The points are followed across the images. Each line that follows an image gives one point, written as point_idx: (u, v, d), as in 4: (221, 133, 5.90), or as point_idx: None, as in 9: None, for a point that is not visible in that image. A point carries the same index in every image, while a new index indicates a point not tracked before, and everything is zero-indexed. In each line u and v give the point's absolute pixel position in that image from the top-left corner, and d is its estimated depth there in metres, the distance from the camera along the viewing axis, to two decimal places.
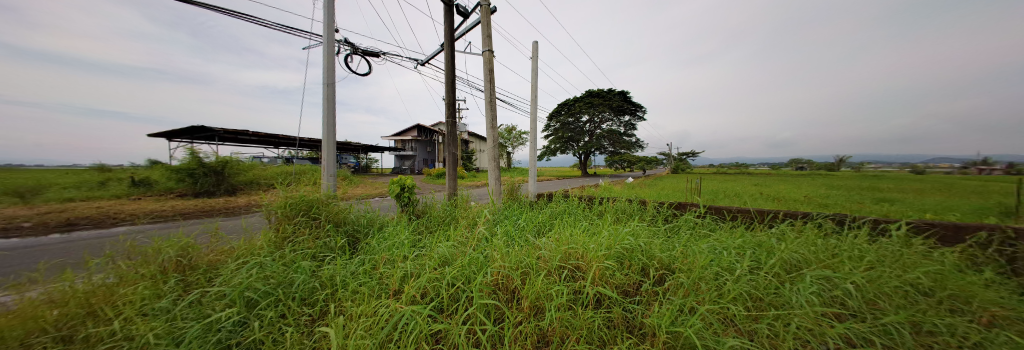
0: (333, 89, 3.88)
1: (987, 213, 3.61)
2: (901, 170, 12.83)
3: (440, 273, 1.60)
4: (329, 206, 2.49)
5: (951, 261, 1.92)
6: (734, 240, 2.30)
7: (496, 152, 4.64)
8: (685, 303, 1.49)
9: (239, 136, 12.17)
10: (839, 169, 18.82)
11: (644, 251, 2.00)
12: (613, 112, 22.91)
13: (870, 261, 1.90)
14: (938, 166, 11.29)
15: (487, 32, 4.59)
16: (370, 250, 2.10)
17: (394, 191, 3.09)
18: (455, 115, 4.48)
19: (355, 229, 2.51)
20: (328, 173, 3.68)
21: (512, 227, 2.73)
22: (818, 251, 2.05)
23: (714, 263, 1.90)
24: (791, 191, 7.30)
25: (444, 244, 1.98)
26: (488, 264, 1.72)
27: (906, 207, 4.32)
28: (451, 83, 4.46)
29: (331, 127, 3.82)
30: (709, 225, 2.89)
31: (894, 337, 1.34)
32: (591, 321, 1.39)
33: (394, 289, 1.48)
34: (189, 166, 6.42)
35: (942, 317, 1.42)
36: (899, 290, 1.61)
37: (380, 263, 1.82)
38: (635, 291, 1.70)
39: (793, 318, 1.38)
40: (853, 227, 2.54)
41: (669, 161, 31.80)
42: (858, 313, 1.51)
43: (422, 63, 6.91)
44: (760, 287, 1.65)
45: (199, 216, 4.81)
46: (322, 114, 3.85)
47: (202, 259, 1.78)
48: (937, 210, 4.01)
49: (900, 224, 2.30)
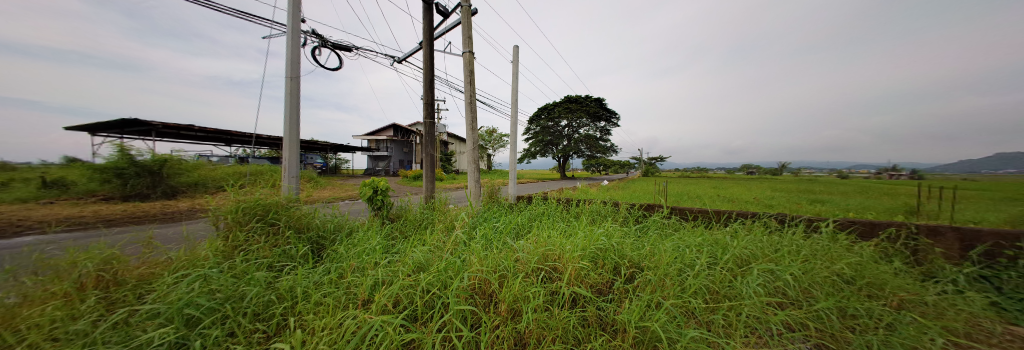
0: (297, 83, 3.60)
1: (896, 212, 4.27)
2: (830, 174, 14.82)
3: (414, 280, 1.53)
4: (289, 210, 2.30)
5: (868, 253, 2.25)
6: (695, 238, 2.48)
7: (476, 154, 4.59)
8: (652, 299, 1.59)
9: (183, 131, 10.79)
10: (783, 173, 21.21)
11: (616, 250, 2.09)
12: (590, 118, 23.76)
13: (806, 255, 2.16)
14: (859, 171, 13.13)
15: (467, 33, 4.56)
16: (337, 259, 1.97)
17: (366, 193, 2.90)
18: (433, 115, 4.36)
19: (320, 236, 2.35)
20: (291, 174, 3.39)
21: (490, 229, 2.71)
22: (765, 247, 2.29)
23: (678, 259, 2.05)
24: (745, 193, 8.10)
25: (419, 250, 1.91)
26: (466, 268, 1.69)
27: (835, 207, 4.99)
28: (430, 83, 4.36)
29: (295, 125, 3.54)
30: (674, 225, 3.11)
31: (824, 321, 1.54)
32: (567, 320, 1.42)
33: (363, 298, 1.39)
34: (116, 165, 5.55)
35: (861, 302, 1.66)
36: (828, 280, 1.85)
37: (348, 271, 1.70)
38: (608, 289, 1.78)
39: (743, 308, 1.53)
40: (792, 225, 2.86)
41: (641, 165, 33.65)
42: (796, 301, 1.70)
43: (399, 61, 6.69)
44: (717, 281, 1.80)
45: (130, 223, 4.18)
46: (285, 109, 3.55)
47: (130, 273, 1.54)
48: (859, 210, 4.66)
49: (829, 221, 2.65)
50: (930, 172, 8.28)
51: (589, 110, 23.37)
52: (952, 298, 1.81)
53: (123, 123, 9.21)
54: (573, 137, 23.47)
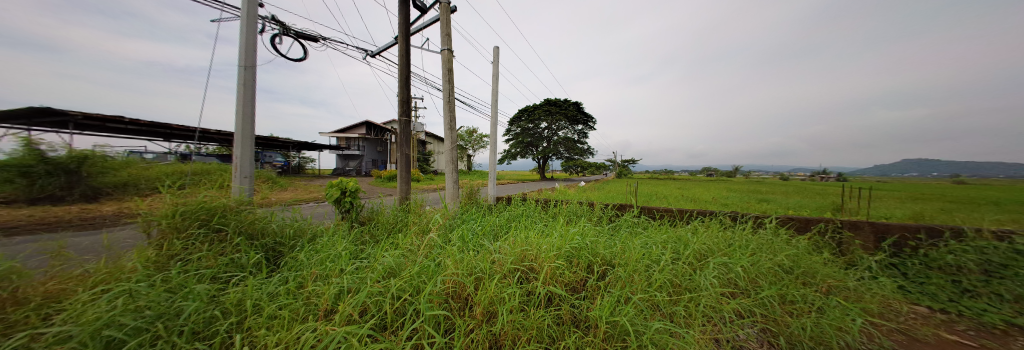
0: (252, 74, 3.27)
1: (826, 209, 4.92)
2: (774, 176, 16.72)
3: (383, 287, 1.46)
4: (240, 214, 2.10)
5: (803, 246, 2.56)
6: (661, 236, 2.65)
7: (454, 154, 4.49)
8: (622, 294, 1.67)
9: (111, 123, 9.30)
10: (736, 175, 23.46)
11: (590, 248, 2.16)
12: (569, 121, 24.31)
13: (754, 249, 2.41)
14: (798, 174, 14.92)
15: (446, 31, 4.46)
16: (296, 267, 1.82)
17: (332, 195, 2.70)
18: (409, 113, 4.20)
19: (277, 243, 2.16)
20: (243, 173, 3.07)
21: (467, 231, 2.66)
22: (720, 242, 2.50)
23: (646, 256, 2.17)
24: (706, 193, 8.81)
25: (390, 254, 1.82)
26: (441, 271, 1.65)
27: (779, 206, 5.61)
28: (406, 79, 4.19)
29: (249, 120, 3.21)
30: (643, 224, 3.31)
31: (768, 307, 1.73)
32: (542, 319, 1.44)
33: (325, 309, 1.29)
34: (20, 163, 4.64)
35: (798, 289, 1.89)
36: (771, 270, 2.07)
37: (308, 279, 1.58)
38: (582, 287, 1.83)
39: (701, 299, 1.66)
40: (743, 222, 3.17)
41: (615, 167, 35.31)
42: (745, 290, 1.89)
43: (372, 55, 6.36)
44: (679, 274, 1.93)
45: (34, 230, 3.51)
46: (238, 101, 3.21)
47: (33, 290, 1.30)
48: (798, 208, 5.29)
49: (772, 218, 2.96)
50: (853, 175, 9.64)
51: (568, 113, 23.90)
52: (868, 283, 2.12)
53: (32, 112, 7.73)
54: (552, 138, 23.95)
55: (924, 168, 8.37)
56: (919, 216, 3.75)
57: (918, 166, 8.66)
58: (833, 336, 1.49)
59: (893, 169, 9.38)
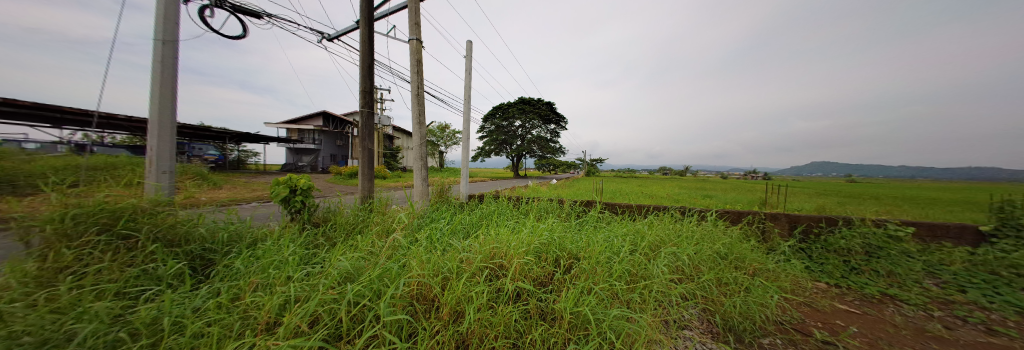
0: (173, 50, 2.76)
1: (756, 203, 5.72)
2: (716, 176, 18.98)
3: (338, 293, 1.35)
4: (157, 217, 1.79)
5: (736, 235, 2.95)
6: (622, 229, 2.85)
7: (423, 151, 4.31)
8: (586, 286, 1.76)
9: None
10: (686, 174, 26.11)
11: (558, 244, 2.24)
12: (541, 120, 24.74)
13: (699, 239, 2.70)
14: (736, 173, 17.10)
15: (415, 20, 4.22)
16: (232, 276, 1.61)
17: (279, 194, 2.42)
18: (372, 105, 3.90)
19: (205, 250, 1.87)
20: (161, 169, 2.60)
21: (436, 231, 2.57)
22: (672, 234, 2.76)
23: (607, 248, 2.32)
24: (662, 190, 9.70)
25: (348, 257, 1.69)
26: (404, 273, 1.58)
27: (720, 201, 6.38)
28: (369, 69, 3.89)
29: (169, 106, 2.72)
30: (607, 219, 3.53)
31: (707, 289, 1.96)
32: (509, 314, 1.45)
33: (266, 322, 1.15)
34: None
35: (731, 273, 2.17)
36: (711, 256, 2.35)
37: (247, 290, 1.40)
38: (549, 280, 1.89)
39: (654, 285, 1.83)
40: (690, 215, 3.54)
41: (583, 165, 36.97)
42: (690, 276, 2.11)
43: (329, 39, 5.78)
44: (636, 264, 2.10)
45: None
46: (152, 82, 2.68)
47: None
48: (735, 202, 6.06)
49: (712, 211, 3.35)
50: (777, 174, 11.33)
51: (541, 112, 24.36)
52: (783, 265, 2.52)
53: None
54: (524, 136, 24.20)
55: (826, 169, 10.15)
56: (822, 208, 4.53)
57: (823, 168, 10.46)
58: (756, 311, 1.74)
59: (805, 169, 11.22)
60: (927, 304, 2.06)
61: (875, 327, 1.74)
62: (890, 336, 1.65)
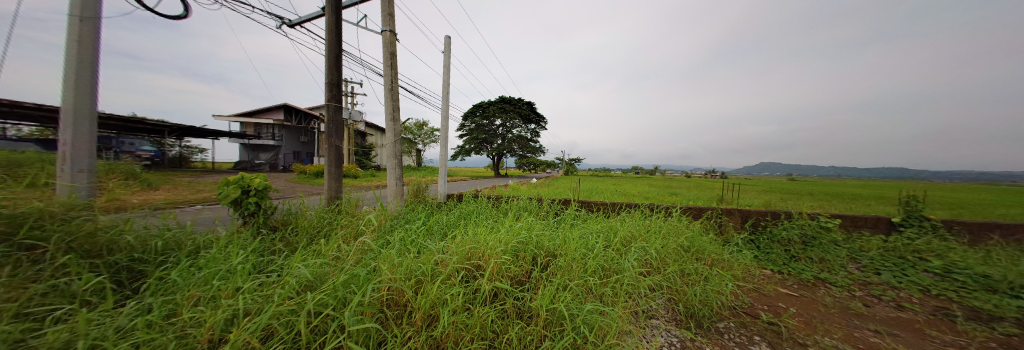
0: (95, 27, 2.36)
1: (715, 200, 6.25)
2: (682, 175, 20.39)
3: (297, 303, 1.24)
4: (69, 224, 1.52)
5: (697, 229, 3.19)
6: (596, 226, 2.96)
7: (397, 148, 4.13)
8: (561, 282, 1.80)
9: None
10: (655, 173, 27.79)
11: (535, 242, 2.26)
12: (521, 119, 24.82)
13: (666, 234, 2.89)
14: (699, 172, 18.49)
15: (389, 10, 4.02)
16: (170, 289, 1.41)
17: (228, 194, 2.16)
18: (340, 99, 3.65)
19: (134, 261, 1.63)
20: (77, 166, 2.21)
21: (410, 232, 2.47)
22: (642, 230, 2.92)
23: (583, 245, 2.39)
24: (633, 188, 10.24)
25: (310, 264, 1.56)
26: (374, 278, 1.50)
27: (685, 197, 6.88)
28: (337, 60, 3.63)
29: (87, 92, 2.31)
30: (583, 216, 3.65)
31: (672, 279, 2.10)
32: (486, 315, 1.44)
33: (211, 339, 1.03)
34: None
35: (693, 264, 2.35)
36: (676, 249, 2.53)
37: (188, 304, 1.24)
38: (526, 279, 1.91)
39: (625, 278, 1.92)
40: (658, 211, 3.78)
41: (561, 165, 37.79)
42: (657, 268, 2.25)
43: (291, 25, 5.30)
44: (609, 259, 2.19)
45: None
46: (64, 63, 2.27)
47: None
48: (697, 199, 6.58)
49: (677, 207, 3.60)
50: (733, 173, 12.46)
51: (521, 111, 24.47)
52: (736, 255, 2.78)
53: None
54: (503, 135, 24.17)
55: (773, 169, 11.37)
56: (770, 204, 5.07)
57: (771, 168, 11.69)
58: (714, 298, 1.91)
59: (756, 169, 12.47)
60: (850, 285, 2.39)
61: (810, 307, 1.99)
62: (821, 314, 1.89)
